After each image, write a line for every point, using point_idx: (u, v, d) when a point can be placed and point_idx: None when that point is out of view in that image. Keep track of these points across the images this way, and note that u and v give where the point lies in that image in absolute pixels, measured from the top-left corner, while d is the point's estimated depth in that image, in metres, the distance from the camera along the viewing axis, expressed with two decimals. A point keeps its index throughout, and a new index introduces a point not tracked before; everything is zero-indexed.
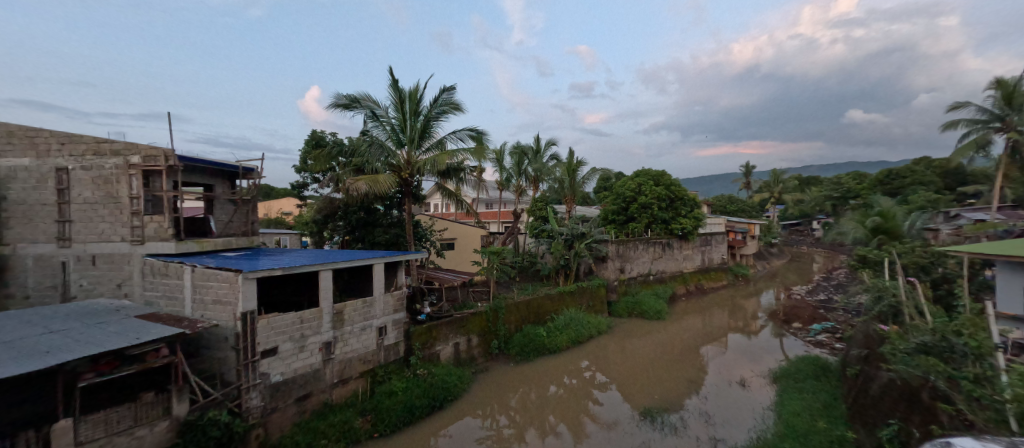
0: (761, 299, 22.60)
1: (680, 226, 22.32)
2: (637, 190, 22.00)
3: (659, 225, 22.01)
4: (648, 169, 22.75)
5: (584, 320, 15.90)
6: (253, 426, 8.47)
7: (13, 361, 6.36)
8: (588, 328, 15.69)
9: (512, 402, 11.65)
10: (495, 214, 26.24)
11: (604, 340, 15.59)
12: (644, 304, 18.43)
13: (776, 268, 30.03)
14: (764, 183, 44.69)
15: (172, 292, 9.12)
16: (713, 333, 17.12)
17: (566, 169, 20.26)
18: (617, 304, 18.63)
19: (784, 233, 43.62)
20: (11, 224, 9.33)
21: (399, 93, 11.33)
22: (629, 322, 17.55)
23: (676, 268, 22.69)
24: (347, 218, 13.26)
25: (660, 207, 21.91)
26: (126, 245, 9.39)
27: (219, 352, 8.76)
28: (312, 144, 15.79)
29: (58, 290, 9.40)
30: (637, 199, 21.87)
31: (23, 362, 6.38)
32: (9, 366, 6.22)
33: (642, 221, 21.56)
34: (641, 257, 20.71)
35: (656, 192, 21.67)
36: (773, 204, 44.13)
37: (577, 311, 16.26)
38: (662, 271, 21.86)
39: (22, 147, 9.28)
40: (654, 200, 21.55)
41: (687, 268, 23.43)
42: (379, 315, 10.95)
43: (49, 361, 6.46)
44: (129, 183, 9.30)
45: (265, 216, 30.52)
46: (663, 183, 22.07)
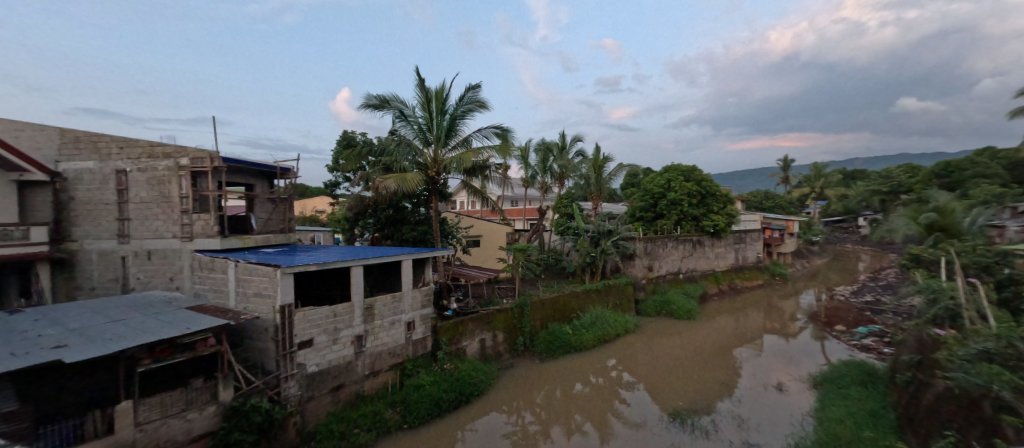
0: (800, 299, 21.49)
1: (712, 223, 21.33)
2: (666, 186, 21.29)
3: (689, 222, 21.24)
4: (677, 164, 22.01)
5: (609, 319, 15.65)
6: (292, 414, 8.93)
7: (83, 346, 7.05)
8: (614, 326, 15.44)
9: (537, 399, 11.66)
10: (520, 211, 26.79)
11: (631, 340, 15.29)
12: (674, 303, 17.92)
13: (816, 267, 28.48)
14: (804, 177, 42.35)
15: (217, 285, 9.73)
16: (748, 334, 16.42)
17: (592, 165, 20.07)
18: (644, 302, 18.21)
19: (826, 231, 41.28)
20: (80, 221, 10.29)
21: (425, 93, 11.47)
22: (657, 321, 17.14)
23: (707, 267, 21.93)
24: (376, 215, 13.57)
25: (690, 203, 21.14)
26: (177, 241, 10.04)
27: (261, 342, 9.29)
28: (343, 143, 16.24)
29: (119, 282, 10.27)
30: (667, 195, 21.17)
31: (89, 347, 7.07)
32: (78, 351, 6.91)
33: (671, 218, 20.84)
34: (670, 255, 20.16)
35: (686, 188, 20.92)
36: (815, 200, 41.87)
37: (603, 309, 16.00)
38: (692, 269, 21.18)
39: (87, 151, 10.18)
40: (683, 196, 20.83)
41: (720, 266, 22.54)
42: (408, 310, 11.21)
43: (113, 347, 7.13)
44: (179, 183, 9.96)
45: (300, 214, 31.72)
46: (693, 178, 21.36)
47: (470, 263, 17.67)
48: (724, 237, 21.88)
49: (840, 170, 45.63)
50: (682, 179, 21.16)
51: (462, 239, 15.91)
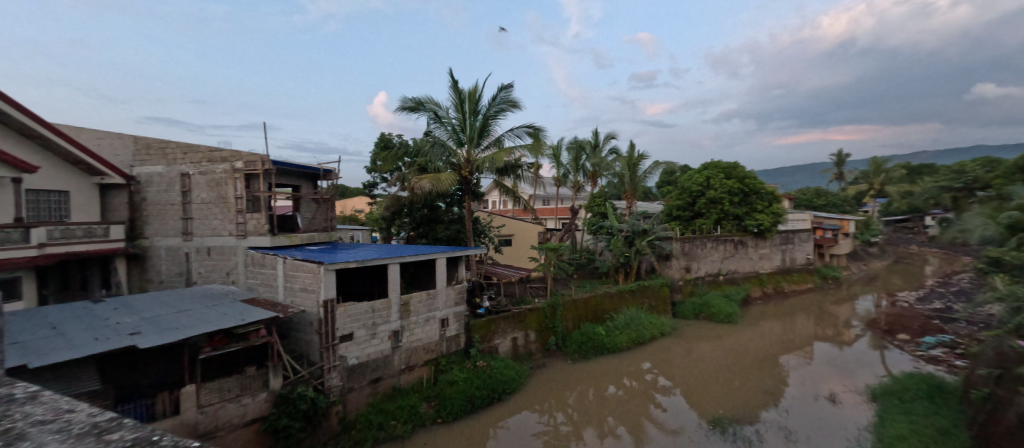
0: (856, 305, 19.97)
1: (756, 223, 20.15)
2: (706, 184, 20.38)
3: (731, 222, 20.18)
4: (717, 160, 21.06)
5: (645, 321, 15.24)
6: (334, 403, 9.41)
7: (154, 334, 7.79)
8: (649, 329, 15.00)
9: (569, 399, 11.56)
10: (552, 210, 26.76)
11: (668, 343, 14.81)
12: (714, 306, 17.16)
13: (876, 270, 26.33)
14: (861, 173, 39.26)
15: (267, 280, 10.41)
16: (797, 341, 15.44)
17: (626, 163, 19.66)
18: (682, 304, 17.56)
19: (887, 231, 38.07)
20: (151, 220, 11.38)
21: (459, 95, 11.65)
22: (695, 325, 16.47)
23: (751, 268, 20.77)
24: (412, 215, 13.92)
25: (731, 201, 20.10)
26: (232, 239, 10.82)
27: (306, 334, 9.84)
28: (381, 145, 16.79)
29: (183, 276, 11.25)
30: (706, 194, 20.26)
31: (160, 334, 7.81)
32: (150, 338, 7.65)
33: (711, 218, 19.91)
34: (710, 256, 19.25)
35: (727, 186, 19.90)
36: (874, 197, 38.75)
37: (637, 311, 15.61)
38: (734, 271, 20.13)
39: (156, 156, 11.23)
40: (724, 194, 19.85)
41: (765, 269, 21.25)
42: (442, 307, 11.46)
43: (178, 335, 7.82)
44: (234, 185, 10.70)
45: (340, 213, 33.22)
46: (735, 176, 20.26)
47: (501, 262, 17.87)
48: (769, 237, 20.64)
49: (904, 165, 41.94)
50: (722, 177, 20.14)
51: (494, 238, 16.06)
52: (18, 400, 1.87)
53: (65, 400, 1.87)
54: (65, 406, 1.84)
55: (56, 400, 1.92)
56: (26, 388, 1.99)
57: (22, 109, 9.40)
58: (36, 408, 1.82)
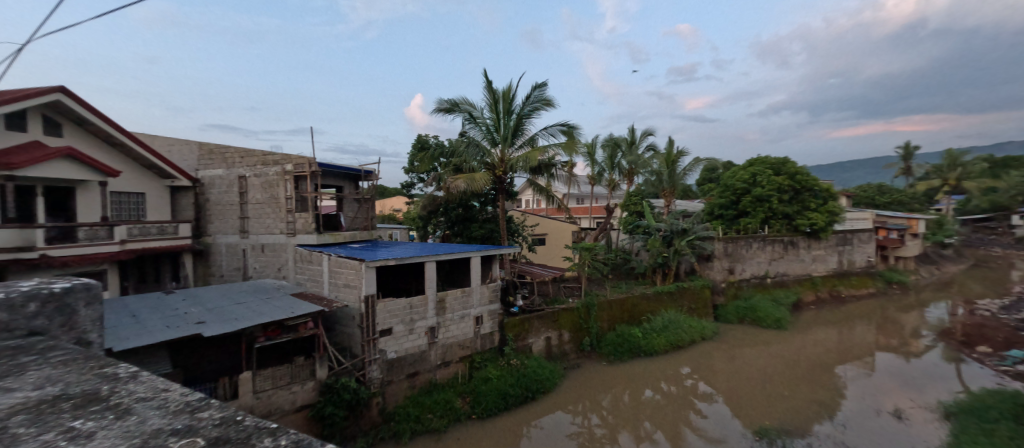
0: (927, 312, 18.16)
1: (808, 222, 18.64)
2: (751, 181, 19.14)
3: (779, 221, 18.80)
4: (763, 156, 19.69)
5: (684, 324, 14.62)
6: (374, 394, 9.79)
7: (216, 324, 8.47)
8: (689, 332, 14.39)
9: (603, 402, 11.34)
10: (586, 209, 26.38)
11: (709, 347, 14.16)
12: (761, 310, 16.20)
13: (951, 275, 23.82)
14: (933, 167, 35.63)
15: (314, 276, 11.00)
16: (856, 350, 14.26)
17: (664, 160, 18.74)
18: (724, 308, 16.71)
19: (965, 231, 34.35)
20: (213, 219, 12.37)
21: (493, 95, 11.72)
22: (740, 329, 15.61)
23: (803, 271, 19.35)
24: (447, 214, 14.19)
25: (780, 200, 18.73)
26: (283, 237, 11.53)
27: (349, 328, 10.31)
28: (417, 147, 17.23)
29: (240, 271, 12.14)
30: (751, 191, 19.00)
31: (221, 324, 8.48)
32: (212, 327, 8.33)
33: (757, 217, 18.65)
34: (755, 257, 18.15)
35: (775, 183, 18.50)
36: (947, 194, 35.13)
37: (676, 313, 15.01)
38: (783, 273, 18.82)
39: (217, 161, 12.20)
40: (772, 192, 18.49)
41: (819, 271, 19.70)
42: (477, 304, 11.61)
43: (237, 325, 8.46)
44: (285, 186, 11.41)
45: (379, 213, 34.43)
46: (785, 172, 18.81)
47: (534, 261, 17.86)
48: (824, 237, 19.09)
49: (987, 158, 37.65)
50: (769, 173, 18.72)
51: (528, 237, 16.07)
52: (120, 378, 1.86)
53: (162, 379, 1.84)
54: (163, 385, 1.81)
55: (154, 379, 1.89)
56: (128, 367, 1.97)
57: (129, 134, 10.94)
58: (137, 386, 1.80)
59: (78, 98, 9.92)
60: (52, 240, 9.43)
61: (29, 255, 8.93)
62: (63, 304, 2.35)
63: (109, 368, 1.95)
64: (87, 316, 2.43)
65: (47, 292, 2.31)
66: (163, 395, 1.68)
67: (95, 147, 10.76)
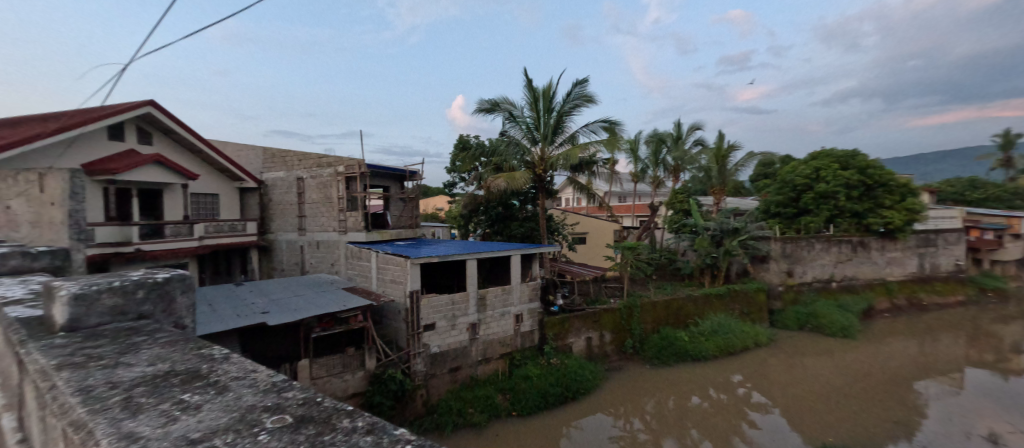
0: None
1: (882, 221, 16.97)
2: (814, 175, 17.46)
3: (847, 219, 17.24)
4: (830, 148, 18.02)
5: (736, 328, 13.85)
6: (418, 387, 10.13)
7: (278, 314, 9.12)
8: (741, 338, 13.60)
9: (646, 406, 11.00)
10: (629, 207, 25.77)
11: (765, 355, 13.34)
12: (825, 318, 15.05)
13: None
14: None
15: (363, 271, 11.53)
16: (938, 364, 12.85)
17: (714, 156, 17.35)
18: (782, 313, 15.67)
19: None
20: (275, 217, 13.31)
21: (533, 93, 11.68)
22: (802, 336, 14.59)
23: (876, 276, 17.67)
24: (488, 213, 14.34)
25: (849, 196, 17.10)
26: (335, 234, 12.18)
27: (395, 322, 10.72)
28: (459, 147, 17.53)
29: (298, 266, 12.99)
30: (815, 188, 17.40)
31: (282, 314, 9.12)
32: (276, 316, 8.98)
33: (822, 215, 17.23)
34: (819, 260, 16.79)
35: (843, 178, 16.78)
36: None
37: (727, 317, 14.25)
38: (851, 278, 17.27)
39: (279, 164, 13.11)
40: (839, 188, 16.86)
41: (894, 276, 17.88)
42: (517, 303, 11.66)
43: (296, 316, 9.05)
44: (337, 187, 12.04)
45: (423, 212, 35.50)
46: (854, 166, 17.05)
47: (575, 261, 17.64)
48: (900, 238, 17.37)
49: None
50: (836, 167, 17.05)
51: (568, 236, 15.92)
52: (216, 359, 1.26)
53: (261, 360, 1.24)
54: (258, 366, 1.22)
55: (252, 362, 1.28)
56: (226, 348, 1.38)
57: (204, 140, 11.87)
58: (232, 366, 1.20)
59: (164, 110, 10.95)
60: (144, 236, 10.49)
61: (126, 250, 9.95)
62: (164, 293, 1.96)
63: (209, 348, 1.37)
64: (183, 306, 2.02)
65: (150, 281, 1.93)
66: (255, 377, 1.11)
67: (177, 153, 11.90)
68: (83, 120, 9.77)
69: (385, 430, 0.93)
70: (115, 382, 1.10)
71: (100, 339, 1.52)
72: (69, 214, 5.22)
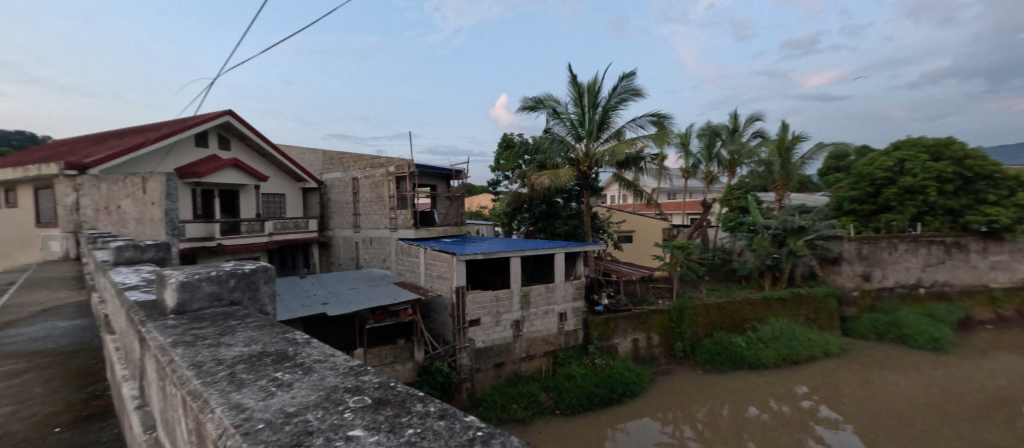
0: None
1: (983, 218, 15.13)
2: (899, 167, 15.66)
3: (939, 217, 15.60)
4: (919, 137, 16.11)
5: (802, 336, 13.12)
6: (464, 380, 10.37)
7: (336, 305, 9.61)
8: (808, 347, 12.88)
9: (698, 413, 10.62)
10: (678, 205, 25.07)
11: (836, 367, 12.54)
12: (908, 326, 14.13)
13: None
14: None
15: (412, 267, 11.91)
16: None
17: (776, 148, 16.00)
18: (856, 321, 14.88)
19: None
20: (333, 215, 14.07)
21: (578, 89, 11.57)
22: (879, 349, 13.73)
23: (977, 281, 16.05)
24: (531, 210, 14.36)
25: (941, 191, 15.27)
26: (386, 232, 12.66)
27: (442, 316, 10.99)
28: (503, 146, 17.65)
29: (353, 262, 13.65)
30: (899, 182, 15.65)
31: (340, 306, 9.60)
32: (335, 308, 9.47)
33: (906, 213, 15.57)
34: (902, 262, 15.64)
35: (936, 169, 14.85)
36: None
37: (790, 323, 13.50)
38: (944, 283, 15.88)
39: (336, 165, 13.86)
40: (930, 182, 15.05)
41: (1000, 283, 16.14)
42: (561, 301, 11.61)
43: (352, 308, 9.50)
44: (388, 186, 12.50)
45: (467, 210, 36.23)
46: (948, 156, 15.11)
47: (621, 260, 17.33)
48: (1007, 238, 15.52)
49: None
50: (926, 157, 15.11)
51: (614, 235, 15.63)
52: (299, 342, 1.38)
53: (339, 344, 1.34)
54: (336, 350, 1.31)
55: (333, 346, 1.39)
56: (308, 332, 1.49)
57: (275, 147, 12.78)
58: (315, 349, 1.31)
59: (241, 119, 11.94)
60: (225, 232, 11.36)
61: (210, 243, 10.81)
62: (251, 282, 2.05)
63: (294, 332, 1.49)
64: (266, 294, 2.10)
65: (240, 271, 2.06)
66: (334, 360, 1.21)
67: (253, 156, 12.87)
68: (174, 129, 10.85)
69: (456, 416, 0.98)
70: (219, 359, 1.22)
71: (203, 322, 1.68)
72: (166, 212, 5.81)
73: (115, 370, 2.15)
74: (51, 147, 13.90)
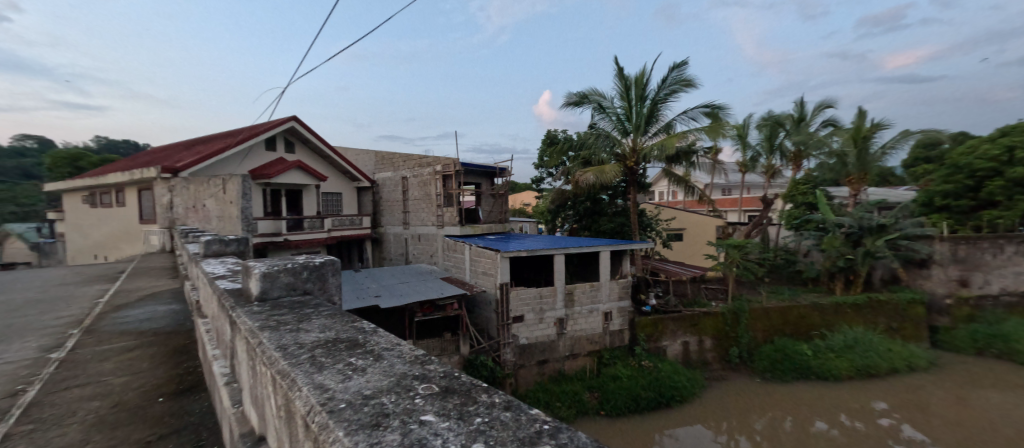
0: None
1: None
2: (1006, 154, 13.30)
3: None
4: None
5: (883, 348, 12.25)
6: (508, 375, 10.48)
7: (388, 298, 9.97)
8: (890, 360, 12.04)
9: (755, 424, 10.14)
10: (735, 202, 24.08)
11: (929, 386, 11.44)
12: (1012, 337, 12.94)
13: None
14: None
15: (457, 263, 12.16)
16: None
17: (850, 138, 14.74)
18: (950, 332, 13.85)
19: None
20: (384, 212, 14.64)
21: (624, 82, 11.31)
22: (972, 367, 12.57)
23: None
24: (576, 207, 14.27)
25: None
26: (433, 228, 13.00)
27: (486, 312, 11.14)
28: (547, 142, 17.59)
29: (402, 257, 14.14)
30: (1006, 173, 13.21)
31: (391, 299, 9.93)
32: (387, 301, 9.83)
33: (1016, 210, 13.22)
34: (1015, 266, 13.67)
35: None
36: None
37: (868, 333, 12.65)
38: None
39: (387, 165, 14.43)
40: None
41: None
42: (605, 300, 11.44)
43: (402, 301, 9.81)
44: (435, 185, 12.81)
45: (511, 207, 36.53)
46: None
47: (671, 258, 16.83)
48: None
49: None
50: None
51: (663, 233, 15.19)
52: (367, 330, 1.46)
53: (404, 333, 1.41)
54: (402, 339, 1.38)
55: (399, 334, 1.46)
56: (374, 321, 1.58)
57: (336, 151, 13.47)
58: (382, 337, 1.38)
59: (304, 125, 12.64)
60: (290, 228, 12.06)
61: (279, 239, 11.58)
62: (319, 274, 2.18)
63: (362, 321, 1.57)
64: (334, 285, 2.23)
65: (311, 263, 2.19)
66: (401, 348, 1.27)
67: (314, 159, 13.62)
68: (250, 134, 11.69)
69: (521, 409, 1.00)
70: (300, 343, 1.31)
71: (282, 309, 1.80)
72: (241, 210, 6.85)
73: (207, 350, 2.36)
74: (149, 154, 15.50)
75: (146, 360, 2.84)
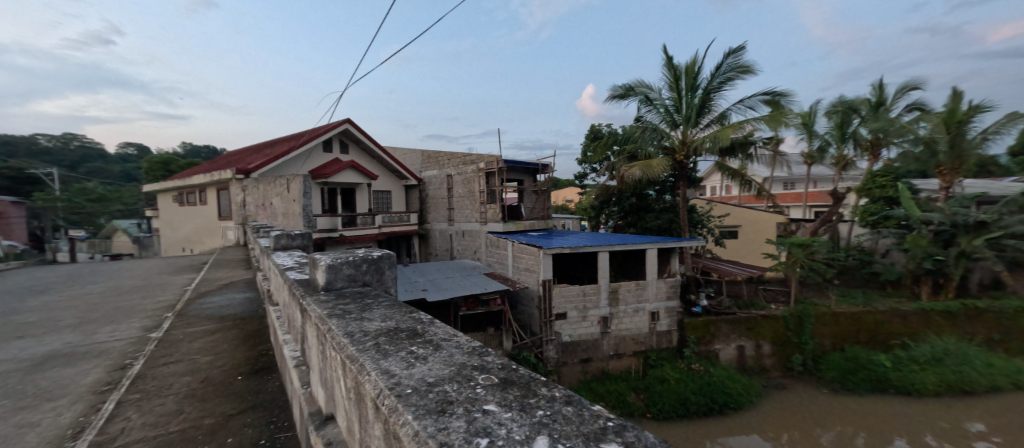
0: None
1: None
2: None
3: None
4: None
5: (980, 362, 11.05)
6: (550, 372, 10.43)
7: (435, 292, 10.23)
8: (988, 376, 10.84)
9: (821, 438, 9.54)
10: (799, 197, 22.72)
11: None
12: None
13: None
14: None
15: (500, 259, 12.25)
16: None
17: (941, 123, 13.23)
18: None
19: None
20: (431, 209, 15.01)
21: (674, 72, 10.92)
22: None
23: None
24: (620, 203, 14.00)
25: None
26: (477, 225, 13.15)
27: (529, 307, 11.17)
28: (591, 137, 17.33)
29: (448, 253, 14.44)
30: None
31: (437, 292, 10.19)
32: (434, 294, 10.11)
33: None
34: None
35: None
36: None
37: (956, 342, 11.53)
38: None
39: (433, 164, 14.78)
40: None
41: None
42: (652, 299, 11.13)
43: (448, 295, 10.05)
44: (479, 182, 12.96)
45: (555, 203, 36.45)
46: None
47: (723, 257, 16.15)
48: None
49: None
50: None
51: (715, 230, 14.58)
52: (425, 320, 1.49)
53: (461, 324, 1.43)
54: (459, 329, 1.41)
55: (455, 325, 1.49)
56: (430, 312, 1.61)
57: (387, 152, 13.90)
58: (440, 327, 1.41)
59: (357, 126, 13.17)
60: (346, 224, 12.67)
61: (334, 235, 12.14)
62: (377, 267, 2.26)
63: (420, 312, 1.61)
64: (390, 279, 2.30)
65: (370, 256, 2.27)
66: (458, 338, 1.29)
67: (365, 159, 14.16)
68: (309, 136, 12.34)
69: (582, 404, 0.98)
70: (365, 330, 1.36)
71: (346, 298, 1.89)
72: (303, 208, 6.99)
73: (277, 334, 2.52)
74: (224, 157, 16.83)
75: (226, 341, 3.09)
